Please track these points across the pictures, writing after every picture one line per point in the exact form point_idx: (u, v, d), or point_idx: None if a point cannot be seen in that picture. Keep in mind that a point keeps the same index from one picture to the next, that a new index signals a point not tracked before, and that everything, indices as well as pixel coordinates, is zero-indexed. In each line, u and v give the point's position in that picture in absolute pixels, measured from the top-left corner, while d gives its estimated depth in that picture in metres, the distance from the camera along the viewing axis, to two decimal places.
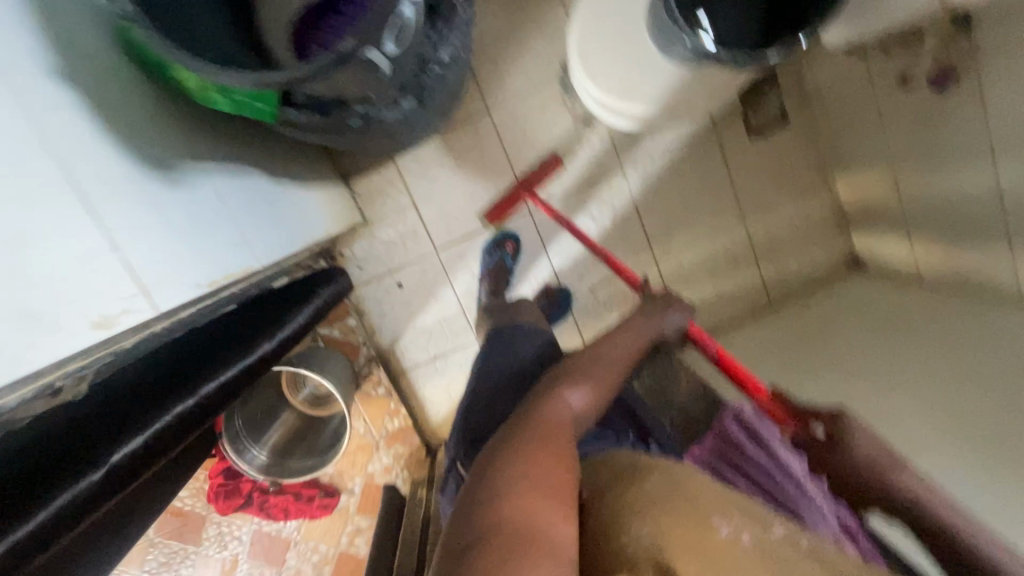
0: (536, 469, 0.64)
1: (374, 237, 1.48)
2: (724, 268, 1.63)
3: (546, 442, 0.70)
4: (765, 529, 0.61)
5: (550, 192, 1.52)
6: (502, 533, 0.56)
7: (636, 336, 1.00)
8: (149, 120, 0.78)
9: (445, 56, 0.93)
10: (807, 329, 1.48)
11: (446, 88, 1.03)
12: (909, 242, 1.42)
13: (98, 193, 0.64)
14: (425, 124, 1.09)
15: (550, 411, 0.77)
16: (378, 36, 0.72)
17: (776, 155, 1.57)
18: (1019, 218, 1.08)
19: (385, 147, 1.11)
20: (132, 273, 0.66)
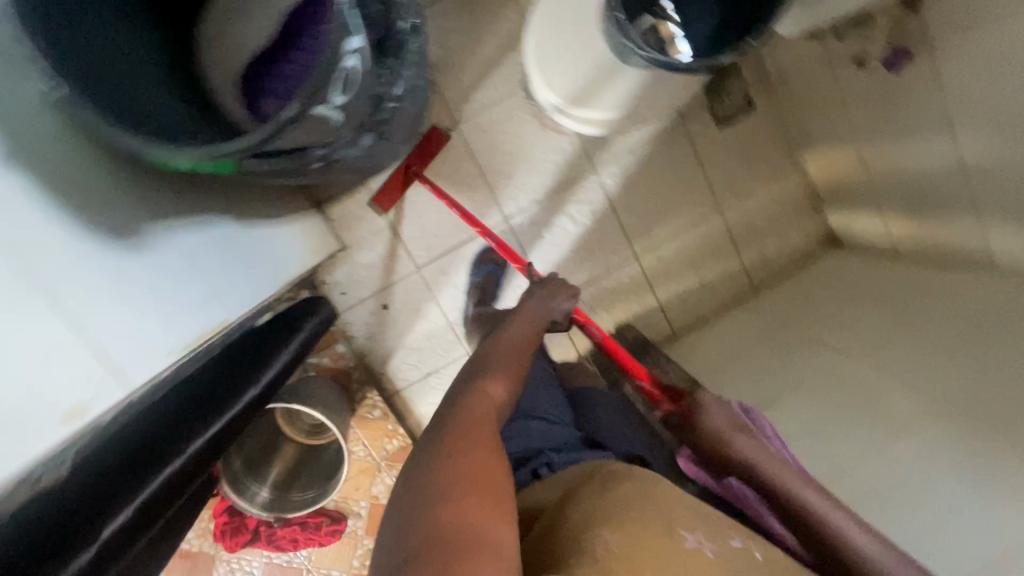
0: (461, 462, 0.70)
1: (354, 261, 1.48)
2: (705, 258, 1.64)
3: (470, 435, 0.75)
4: (724, 543, 0.72)
5: (525, 199, 1.52)
6: (437, 540, 0.61)
7: (537, 311, 1.06)
8: (117, 187, 0.82)
9: (400, 91, 0.94)
10: (791, 311, 1.51)
11: (406, 118, 1.05)
12: (883, 217, 1.44)
13: (62, 285, 0.70)
14: (390, 153, 1.10)
15: (475, 404, 0.81)
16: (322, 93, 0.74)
17: (745, 141, 1.58)
18: (985, 186, 1.10)
19: (352, 180, 1.13)
20: (98, 355, 0.74)
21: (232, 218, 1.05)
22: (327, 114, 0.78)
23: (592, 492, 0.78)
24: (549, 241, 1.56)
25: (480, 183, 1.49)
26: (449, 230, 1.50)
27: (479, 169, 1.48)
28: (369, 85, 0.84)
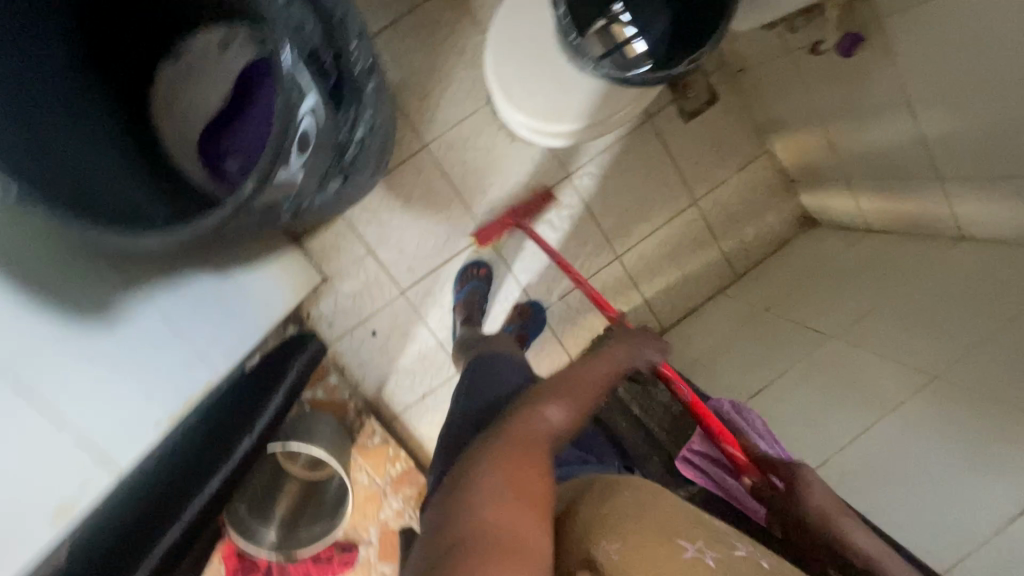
0: (504, 473, 0.69)
1: (337, 292, 1.47)
2: (686, 252, 1.66)
3: (521, 451, 0.73)
4: (727, 551, 0.73)
5: (502, 212, 1.52)
6: (474, 545, 0.60)
7: (621, 358, 0.98)
8: (91, 269, 0.84)
9: (360, 135, 0.98)
10: (774, 295, 1.53)
11: (374, 155, 1.08)
12: (853, 194, 1.46)
13: (43, 389, 0.74)
14: (361, 188, 1.12)
15: (534, 426, 0.78)
16: (280, 161, 0.76)
17: (713, 132, 1.60)
18: (948, 158, 1.13)
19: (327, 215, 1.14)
20: (84, 443, 0.78)
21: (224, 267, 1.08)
22: (288, 177, 0.81)
23: (592, 504, 0.79)
24: (530, 251, 1.57)
25: (455, 200, 1.48)
26: (430, 250, 1.50)
27: (452, 186, 1.47)
28: (328, 136, 0.88)
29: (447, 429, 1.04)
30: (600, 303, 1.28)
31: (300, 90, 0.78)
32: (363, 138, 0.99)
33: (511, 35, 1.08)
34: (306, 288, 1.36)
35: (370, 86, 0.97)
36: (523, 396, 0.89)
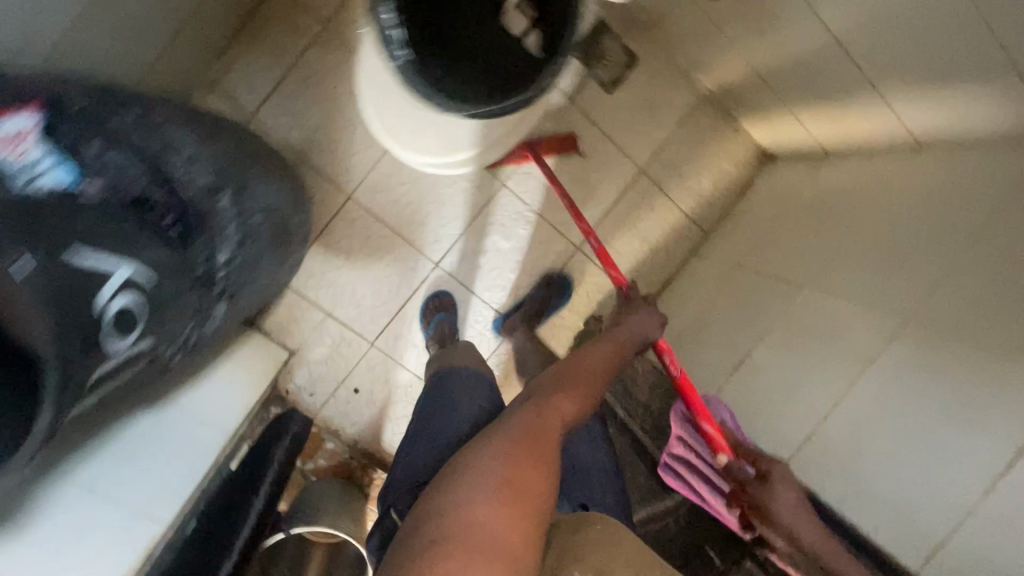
0: (508, 455, 0.75)
1: (308, 362, 1.46)
2: (647, 223, 1.57)
3: (528, 439, 0.79)
4: None
5: (449, 237, 1.47)
6: (458, 533, 0.67)
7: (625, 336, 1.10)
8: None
9: (223, 258, 0.96)
10: (746, 248, 1.45)
11: (259, 279, 1.11)
12: (801, 125, 1.36)
13: None
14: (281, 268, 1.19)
15: (546, 415, 0.85)
16: (90, 348, 0.72)
17: (642, 95, 1.50)
18: (879, 70, 1.03)
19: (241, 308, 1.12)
20: None
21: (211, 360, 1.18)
22: (117, 355, 0.77)
23: (565, 532, 0.76)
24: (487, 268, 1.52)
25: (397, 241, 1.44)
26: (386, 296, 1.46)
27: (389, 228, 1.43)
28: (172, 266, 0.85)
29: (407, 472, 1.04)
30: (606, 260, 1.32)
31: (99, 274, 0.74)
32: (227, 262, 0.97)
33: (377, 73, 1.03)
34: (273, 365, 1.36)
35: (223, 203, 0.96)
36: (537, 379, 0.97)
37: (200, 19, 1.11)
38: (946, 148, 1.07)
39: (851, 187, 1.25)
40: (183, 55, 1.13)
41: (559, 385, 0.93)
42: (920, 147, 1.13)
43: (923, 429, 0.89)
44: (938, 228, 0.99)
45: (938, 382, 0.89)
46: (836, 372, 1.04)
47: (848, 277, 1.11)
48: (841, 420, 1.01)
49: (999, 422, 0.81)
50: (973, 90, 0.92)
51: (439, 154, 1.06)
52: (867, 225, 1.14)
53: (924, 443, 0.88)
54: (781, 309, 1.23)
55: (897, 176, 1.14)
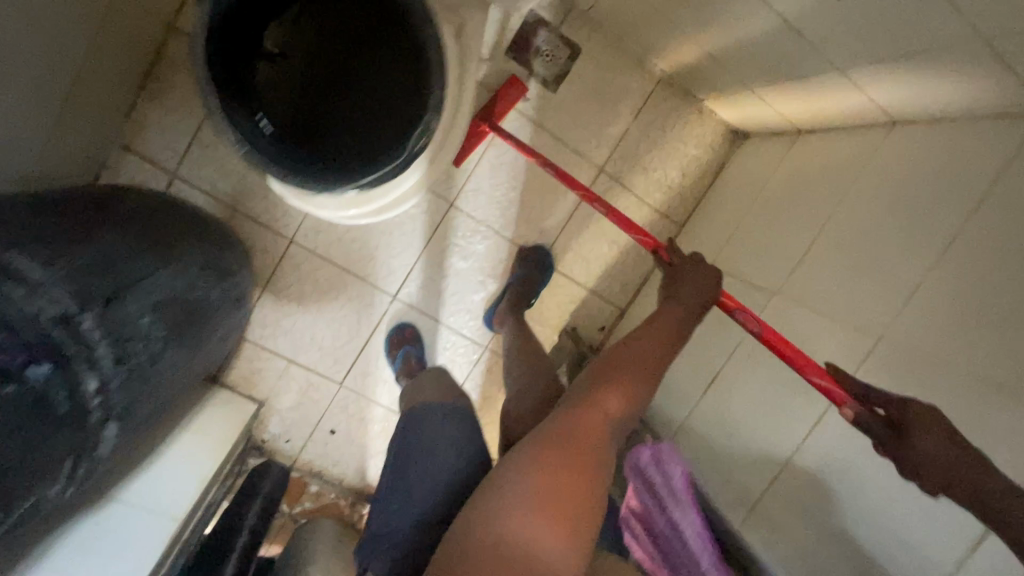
0: (548, 452, 0.77)
1: (279, 409, 1.44)
2: (614, 224, 1.46)
3: (570, 433, 0.80)
4: None
5: (403, 267, 1.39)
6: (500, 553, 0.68)
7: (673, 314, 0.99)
8: None
9: (95, 383, 0.65)
10: (719, 242, 1.33)
11: (192, 354, 0.93)
12: (767, 102, 1.21)
13: None
14: (227, 338, 1.14)
15: (592, 416, 0.83)
16: None
17: (592, 87, 1.36)
18: (835, 47, 0.90)
19: (197, 375, 1.04)
20: None
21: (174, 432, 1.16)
22: None
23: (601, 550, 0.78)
24: (449, 293, 1.44)
25: (348, 279, 1.38)
26: (347, 335, 1.42)
27: (338, 267, 1.36)
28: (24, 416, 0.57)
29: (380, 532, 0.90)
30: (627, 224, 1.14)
31: None
32: (102, 382, 0.66)
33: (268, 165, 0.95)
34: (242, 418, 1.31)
35: (135, 303, 0.75)
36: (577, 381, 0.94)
37: (89, 87, 1.02)
38: (925, 124, 0.93)
39: (824, 172, 1.12)
40: (81, 127, 1.05)
41: (600, 369, 0.92)
42: (897, 122, 0.99)
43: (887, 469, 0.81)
44: (918, 224, 0.86)
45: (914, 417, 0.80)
46: (812, 392, 0.95)
47: (823, 281, 1.00)
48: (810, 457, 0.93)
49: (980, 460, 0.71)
50: (950, 63, 0.78)
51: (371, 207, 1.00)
52: (840, 217, 1.02)
53: (896, 493, 0.81)
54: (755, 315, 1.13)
55: (872, 158, 1.01)
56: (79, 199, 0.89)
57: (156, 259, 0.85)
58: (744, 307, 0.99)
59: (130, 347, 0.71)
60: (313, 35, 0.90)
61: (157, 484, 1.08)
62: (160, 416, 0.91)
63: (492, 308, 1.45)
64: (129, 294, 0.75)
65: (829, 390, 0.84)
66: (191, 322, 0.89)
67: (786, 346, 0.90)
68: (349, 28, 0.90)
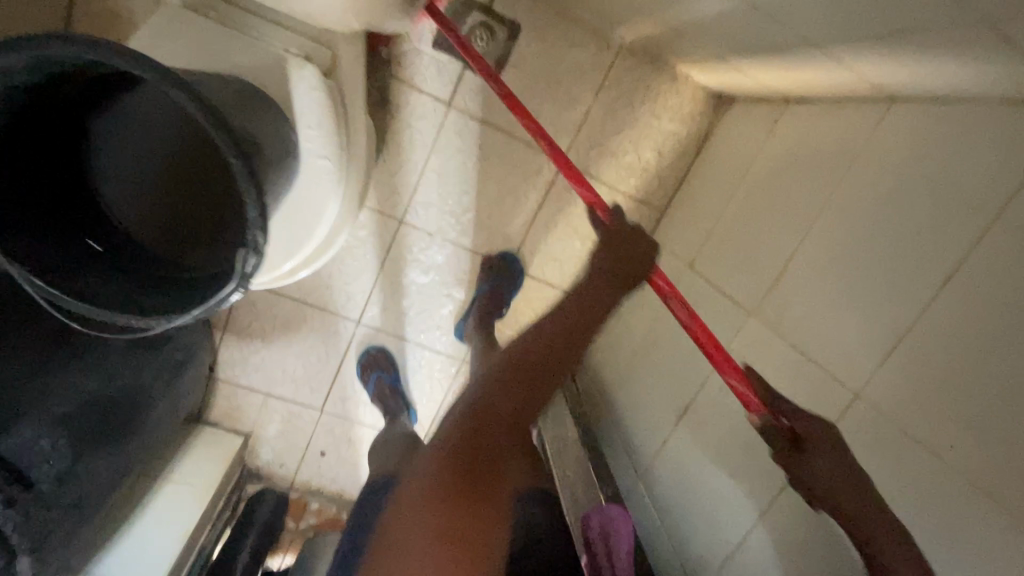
0: (444, 480, 0.63)
1: (266, 438, 1.45)
2: (584, 219, 1.31)
3: (466, 446, 0.65)
4: None
5: (362, 291, 1.31)
6: None
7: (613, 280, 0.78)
8: None
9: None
10: (699, 236, 1.16)
11: (145, 429, 0.96)
12: (742, 67, 1.01)
13: None
14: (184, 396, 1.13)
15: (485, 434, 0.66)
16: None
17: (539, 68, 1.16)
18: (806, 21, 0.71)
19: (164, 433, 1.07)
20: None
21: (160, 482, 1.19)
22: None
23: None
24: (414, 312, 1.35)
25: (307, 309, 1.32)
26: (318, 365, 1.38)
27: (294, 298, 1.30)
28: None
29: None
30: (565, 163, 0.91)
31: None
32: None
33: None
34: (226, 453, 1.34)
35: (29, 428, 0.73)
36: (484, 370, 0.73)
37: None
38: (928, 103, 0.73)
39: (811, 159, 0.92)
40: None
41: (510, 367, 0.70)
42: (894, 99, 0.79)
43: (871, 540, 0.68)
44: (913, 243, 0.69)
45: (901, 503, 0.64)
46: None
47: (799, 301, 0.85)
48: (775, 525, 0.78)
49: (968, 544, 0.58)
50: (952, 42, 0.58)
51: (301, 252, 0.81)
52: (824, 223, 0.84)
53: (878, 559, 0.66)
54: (725, 338, 0.97)
55: (864, 146, 0.82)
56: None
57: (62, 359, 0.80)
58: (677, 294, 0.82)
59: (25, 480, 0.70)
60: (120, 120, 0.70)
61: (142, 545, 1.09)
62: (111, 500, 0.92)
63: (461, 321, 1.35)
64: (19, 421, 0.71)
65: (744, 394, 0.73)
66: (113, 416, 0.86)
67: (717, 348, 0.76)
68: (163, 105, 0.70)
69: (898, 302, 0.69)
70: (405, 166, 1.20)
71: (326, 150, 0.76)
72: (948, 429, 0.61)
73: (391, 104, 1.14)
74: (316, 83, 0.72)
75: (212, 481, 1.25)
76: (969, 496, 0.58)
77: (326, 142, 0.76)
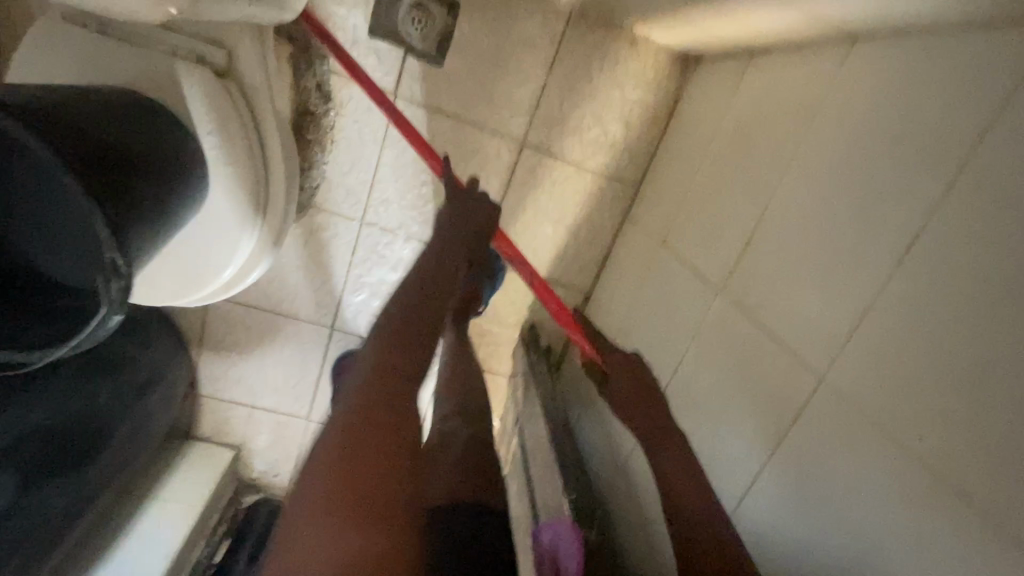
0: (334, 451, 0.54)
1: (256, 449, 1.43)
2: (553, 204, 1.21)
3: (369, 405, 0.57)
4: None
5: (329, 295, 1.27)
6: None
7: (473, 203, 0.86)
8: None
9: None
10: (670, 211, 1.07)
11: (109, 455, 0.96)
12: (695, 21, 0.92)
13: None
14: (161, 417, 1.12)
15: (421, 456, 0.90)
16: None
17: (486, 47, 1.10)
18: None
19: (138, 455, 1.07)
20: None
21: (148, 502, 1.21)
22: None
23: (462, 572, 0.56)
24: None
25: (278, 318, 1.29)
26: (297, 374, 1.35)
27: (264, 308, 1.28)
28: None
29: None
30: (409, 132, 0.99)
31: None
32: None
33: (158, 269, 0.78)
34: (213, 466, 1.34)
35: None
36: None
37: None
38: (894, 36, 0.64)
39: (776, 115, 0.83)
40: None
41: (380, 339, 0.62)
42: (858, 38, 0.70)
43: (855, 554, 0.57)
44: (879, 200, 0.61)
45: (875, 493, 0.55)
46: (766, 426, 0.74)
47: (766, 274, 0.76)
48: (749, 523, 0.70)
49: (947, 551, 0.49)
50: None
51: (237, 258, 0.78)
52: (792, 185, 0.75)
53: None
54: (695, 322, 0.89)
55: (830, 96, 0.72)
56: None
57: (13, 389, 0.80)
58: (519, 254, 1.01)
59: None
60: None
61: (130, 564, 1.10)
62: (76, 527, 0.91)
63: None
64: None
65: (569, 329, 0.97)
66: (69, 447, 0.87)
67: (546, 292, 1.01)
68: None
69: (867, 266, 0.61)
70: (357, 161, 1.15)
71: (230, 156, 0.72)
72: (920, 410, 0.52)
73: (334, 103, 1.10)
74: (208, 87, 0.69)
75: (203, 495, 1.26)
76: (945, 492, 0.49)
77: (230, 146, 0.72)
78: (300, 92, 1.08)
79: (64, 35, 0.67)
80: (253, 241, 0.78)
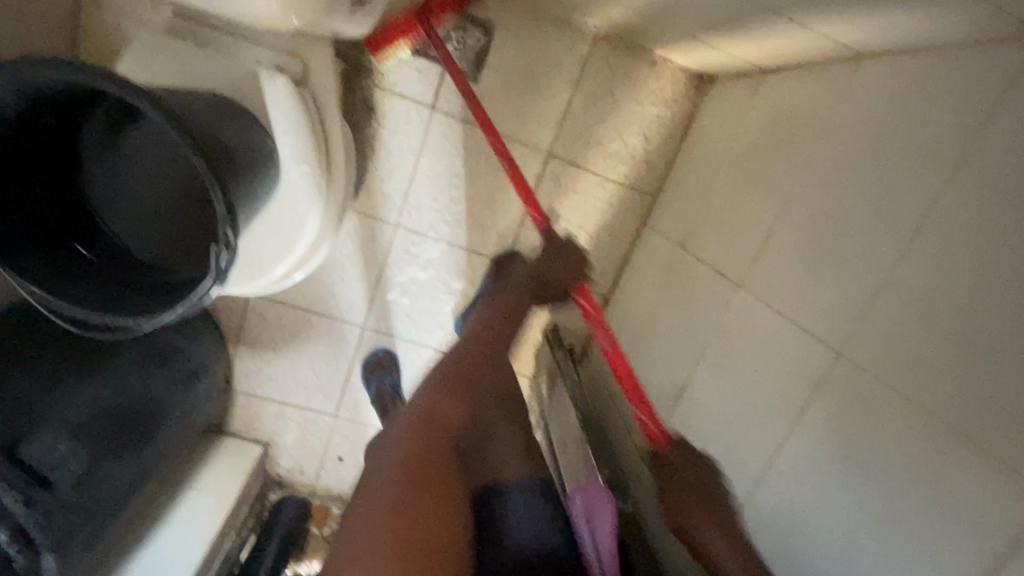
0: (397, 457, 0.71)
1: (284, 446, 1.48)
2: (577, 211, 1.29)
3: (426, 455, 0.69)
4: None
5: (362, 296, 1.34)
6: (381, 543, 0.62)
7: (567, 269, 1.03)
8: None
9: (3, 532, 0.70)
10: (689, 217, 1.15)
11: (164, 433, 1.02)
12: (712, 44, 1.02)
13: None
14: (203, 405, 1.17)
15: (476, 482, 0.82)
16: None
17: (517, 65, 1.19)
18: None
19: (184, 438, 1.12)
20: None
21: (185, 490, 1.25)
22: None
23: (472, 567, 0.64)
24: (416, 313, 1.35)
25: (313, 317, 1.35)
26: (329, 371, 1.41)
27: (301, 307, 1.34)
28: None
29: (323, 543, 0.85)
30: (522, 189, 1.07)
31: None
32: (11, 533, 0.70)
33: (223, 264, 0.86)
34: (246, 458, 1.39)
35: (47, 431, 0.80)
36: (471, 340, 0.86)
37: None
38: (895, 55, 0.73)
39: (788, 128, 0.91)
40: None
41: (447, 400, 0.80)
42: (861, 58, 0.79)
43: (878, 510, 0.62)
44: (885, 197, 0.69)
45: (892, 451, 0.61)
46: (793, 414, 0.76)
47: (783, 269, 0.83)
48: (773, 492, 0.76)
49: (961, 494, 0.54)
50: None
51: (291, 255, 0.86)
52: (804, 188, 0.83)
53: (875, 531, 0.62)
54: (717, 315, 0.95)
55: (839, 108, 0.81)
56: (33, 312, 0.92)
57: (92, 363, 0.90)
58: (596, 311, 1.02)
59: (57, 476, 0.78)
60: (109, 151, 0.79)
61: (169, 544, 1.14)
62: (127, 506, 0.96)
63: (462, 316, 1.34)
64: (37, 430, 0.79)
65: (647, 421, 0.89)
66: (127, 426, 0.92)
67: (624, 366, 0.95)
68: (147, 138, 0.79)
69: (875, 255, 0.68)
70: (396, 170, 1.24)
71: (302, 155, 0.80)
72: (928, 375, 0.59)
73: (377, 114, 1.19)
74: (287, 91, 0.77)
75: (236, 479, 1.32)
76: (954, 445, 0.55)
77: (302, 146, 0.80)
78: (347, 103, 1.17)
79: (162, 45, 0.76)
80: (312, 235, 0.85)
